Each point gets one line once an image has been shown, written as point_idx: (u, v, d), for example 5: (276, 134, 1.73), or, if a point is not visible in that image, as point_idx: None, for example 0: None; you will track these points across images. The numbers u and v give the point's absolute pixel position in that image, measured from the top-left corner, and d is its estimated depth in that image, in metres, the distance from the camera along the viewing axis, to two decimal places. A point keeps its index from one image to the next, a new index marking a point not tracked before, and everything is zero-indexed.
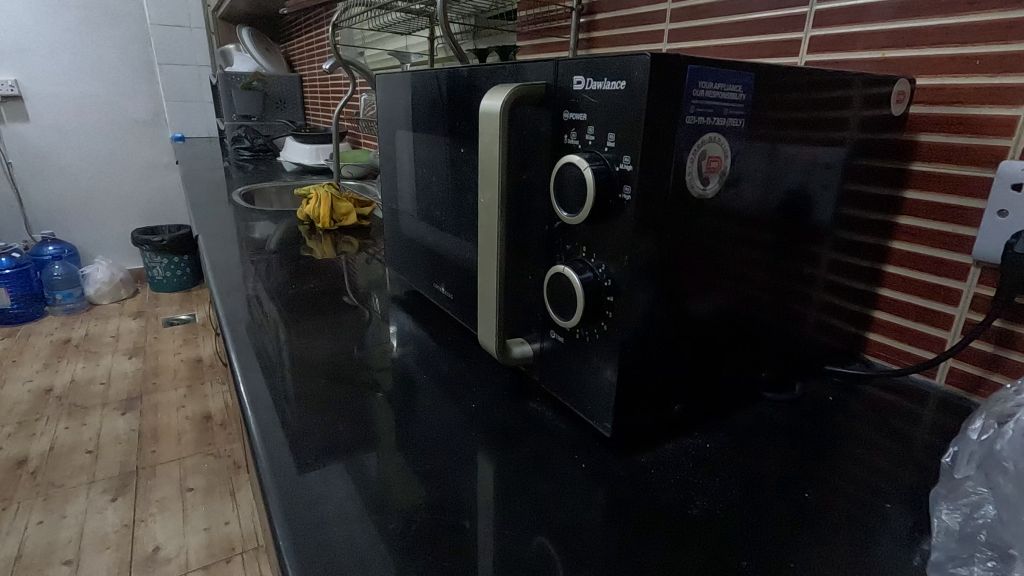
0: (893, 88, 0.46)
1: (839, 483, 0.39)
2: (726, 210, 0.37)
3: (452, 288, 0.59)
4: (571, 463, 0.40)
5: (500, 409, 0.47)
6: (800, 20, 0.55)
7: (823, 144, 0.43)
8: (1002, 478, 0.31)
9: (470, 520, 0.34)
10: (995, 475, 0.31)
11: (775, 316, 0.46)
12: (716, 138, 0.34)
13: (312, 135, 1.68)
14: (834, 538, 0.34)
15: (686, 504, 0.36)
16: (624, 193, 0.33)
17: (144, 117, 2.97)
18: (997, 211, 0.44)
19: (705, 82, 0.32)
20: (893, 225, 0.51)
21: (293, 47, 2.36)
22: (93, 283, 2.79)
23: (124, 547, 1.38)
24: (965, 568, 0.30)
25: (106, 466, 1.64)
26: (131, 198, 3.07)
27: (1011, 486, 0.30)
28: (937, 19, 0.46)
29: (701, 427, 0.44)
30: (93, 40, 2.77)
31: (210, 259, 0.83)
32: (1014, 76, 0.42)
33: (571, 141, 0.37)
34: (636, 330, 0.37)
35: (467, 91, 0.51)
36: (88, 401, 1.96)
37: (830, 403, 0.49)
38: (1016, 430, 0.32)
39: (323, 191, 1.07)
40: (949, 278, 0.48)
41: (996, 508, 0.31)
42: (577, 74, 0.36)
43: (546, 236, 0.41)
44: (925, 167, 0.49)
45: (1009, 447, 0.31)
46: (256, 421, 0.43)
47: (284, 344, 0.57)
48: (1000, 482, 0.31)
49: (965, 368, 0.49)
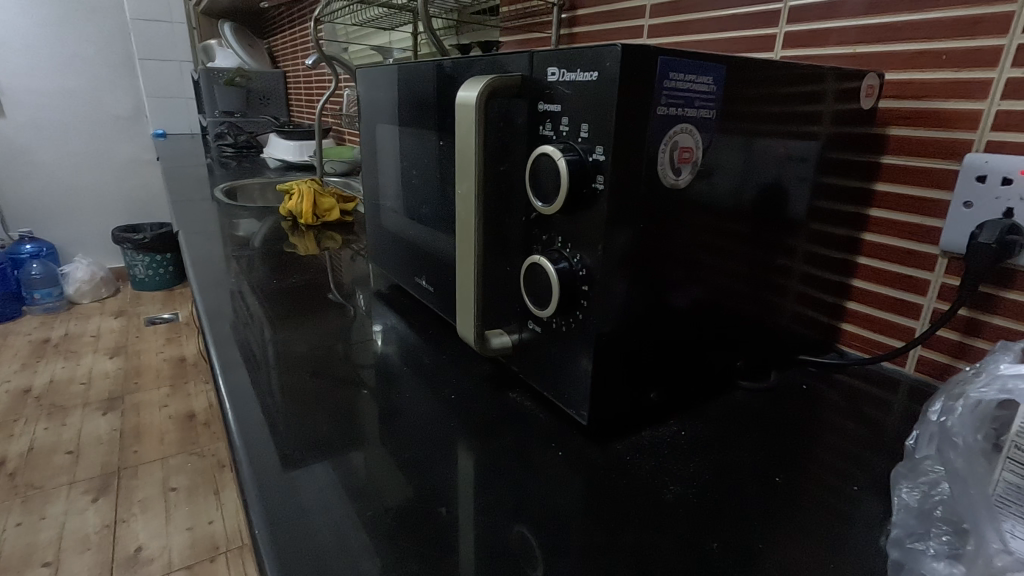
0: (863, 82, 0.47)
1: (811, 468, 0.40)
2: (701, 201, 0.38)
3: (433, 281, 0.59)
4: (549, 450, 0.41)
5: (481, 401, 0.47)
6: (775, 15, 0.56)
7: (796, 137, 0.43)
8: (953, 454, 0.32)
9: (447, 507, 0.35)
10: (948, 450, 0.32)
11: (751, 307, 0.47)
12: (688, 130, 0.35)
13: (296, 132, 1.67)
14: (803, 519, 0.35)
15: (661, 488, 0.37)
16: (597, 183, 0.34)
17: (124, 113, 2.92)
18: (962, 202, 0.45)
19: (676, 73, 0.33)
20: (865, 217, 0.52)
21: (276, 42, 2.34)
22: (72, 282, 2.75)
23: (105, 548, 1.36)
24: (923, 543, 0.32)
25: (87, 467, 1.62)
26: (112, 195, 3.01)
27: (961, 462, 0.31)
28: (906, 15, 0.47)
29: (677, 416, 0.45)
30: (70, 35, 2.71)
31: (190, 256, 0.82)
32: (978, 70, 0.43)
33: (546, 132, 0.37)
34: (611, 319, 0.37)
35: (448, 86, 0.52)
36: (68, 401, 1.93)
37: (804, 391, 0.50)
38: (965, 406, 0.31)
39: (305, 186, 1.06)
40: (918, 268, 0.50)
41: (950, 484, 0.32)
42: (552, 65, 0.36)
43: (523, 228, 0.42)
44: (896, 160, 0.50)
45: (960, 422, 0.31)
46: (237, 414, 0.43)
47: (268, 339, 0.57)
48: (951, 457, 0.32)
49: (933, 356, 0.50)
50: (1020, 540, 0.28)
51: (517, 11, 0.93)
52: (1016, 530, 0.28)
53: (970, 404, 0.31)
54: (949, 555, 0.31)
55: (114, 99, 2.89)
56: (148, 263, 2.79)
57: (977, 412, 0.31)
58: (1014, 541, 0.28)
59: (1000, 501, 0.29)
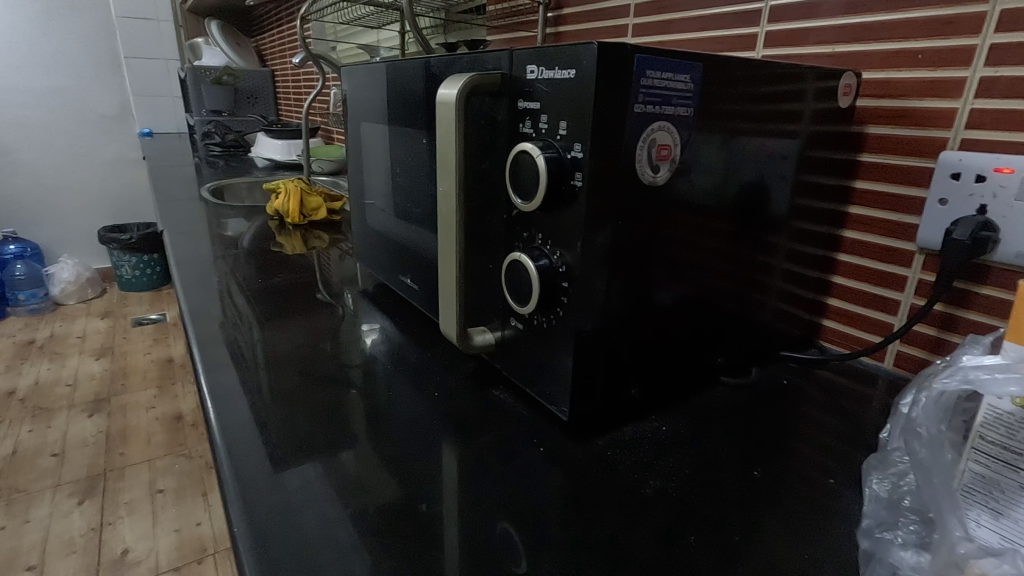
0: (841, 81, 0.48)
1: (791, 463, 0.40)
2: (680, 198, 0.39)
3: (418, 280, 0.59)
4: (530, 447, 0.41)
5: (465, 398, 0.47)
6: (756, 15, 0.56)
7: (776, 136, 0.44)
8: (917, 444, 0.32)
9: (429, 504, 0.35)
10: (912, 441, 0.32)
11: (733, 303, 0.47)
12: (666, 127, 0.35)
13: (283, 132, 1.66)
14: (782, 511, 0.35)
15: (640, 483, 0.37)
16: (575, 180, 0.34)
17: (109, 112, 2.89)
18: (938, 200, 0.46)
19: (653, 70, 0.33)
20: (845, 215, 0.53)
21: (264, 41, 2.33)
22: (57, 282, 2.72)
23: (91, 551, 1.35)
24: (891, 532, 0.33)
25: (73, 469, 1.60)
26: (98, 195, 2.98)
27: (926, 453, 0.31)
28: (883, 14, 0.48)
29: (658, 412, 0.45)
30: (55, 32, 2.68)
31: (175, 256, 0.82)
32: (952, 69, 0.44)
33: (526, 129, 0.37)
34: (593, 317, 0.37)
35: (432, 84, 0.52)
36: (53, 403, 1.91)
37: (785, 386, 0.51)
38: (928, 399, 0.31)
39: (292, 185, 1.06)
40: (895, 264, 0.50)
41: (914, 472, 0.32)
42: (531, 63, 0.36)
43: (505, 225, 0.42)
44: (874, 158, 0.50)
45: (924, 414, 0.31)
46: (219, 412, 0.43)
47: (255, 339, 0.57)
48: (914, 448, 0.32)
49: (910, 351, 0.51)
50: (986, 529, 0.29)
51: (503, 11, 0.93)
52: (981, 519, 0.30)
53: (933, 395, 0.31)
54: (918, 543, 0.32)
55: (100, 98, 2.86)
56: (135, 263, 2.76)
57: (940, 403, 0.31)
58: (979, 530, 0.30)
59: (965, 491, 0.30)
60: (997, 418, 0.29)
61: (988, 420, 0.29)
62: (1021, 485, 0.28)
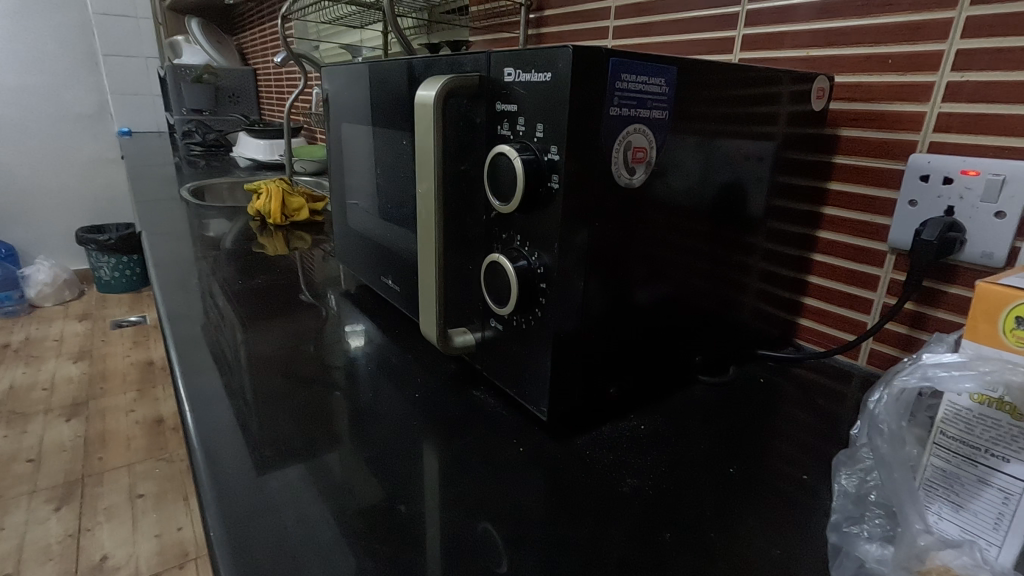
0: (814, 84, 0.48)
1: (767, 460, 0.41)
2: (657, 200, 0.39)
3: (399, 281, 0.60)
4: (511, 447, 0.41)
5: (446, 399, 0.47)
6: (733, 19, 0.57)
7: (752, 138, 0.45)
8: (880, 440, 0.32)
9: (408, 505, 0.35)
10: (875, 437, 0.32)
11: (710, 302, 0.48)
12: (641, 130, 0.35)
13: (266, 131, 1.64)
14: (757, 506, 0.36)
15: (618, 480, 0.38)
16: (552, 182, 0.34)
17: (87, 110, 2.84)
18: (908, 201, 0.47)
19: (627, 74, 0.33)
20: (819, 216, 0.54)
21: (246, 39, 2.30)
22: (34, 283, 2.66)
23: (69, 558, 1.33)
24: (858, 526, 0.34)
25: (49, 475, 1.57)
26: (76, 195, 2.93)
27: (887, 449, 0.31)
28: (855, 19, 0.49)
29: (637, 411, 0.46)
30: (31, 29, 2.63)
31: (154, 257, 0.81)
32: (921, 74, 0.45)
33: (504, 131, 0.38)
34: (570, 318, 0.38)
35: (412, 84, 0.52)
36: (30, 408, 1.87)
37: (761, 384, 0.52)
38: (889, 395, 0.31)
39: (273, 185, 1.05)
40: (868, 264, 0.51)
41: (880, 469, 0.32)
42: (507, 65, 0.36)
43: (484, 226, 0.42)
44: (847, 160, 0.51)
45: (885, 410, 0.32)
46: (196, 415, 0.42)
47: (239, 339, 0.56)
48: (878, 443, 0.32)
49: (883, 349, 0.52)
50: (947, 522, 0.31)
51: (486, 11, 0.93)
52: (943, 512, 0.31)
53: (893, 393, 0.31)
54: (883, 537, 0.33)
55: (77, 95, 2.80)
56: (114, 264, 2.71)
57: (900, 402, 0.31)
58: (940, 523, 0.31)
59: (927, 486, 0.32)
60: (956, 414, 0.30)
61: (948, 416, 0.30)
62: (979, 480, 0.29)
